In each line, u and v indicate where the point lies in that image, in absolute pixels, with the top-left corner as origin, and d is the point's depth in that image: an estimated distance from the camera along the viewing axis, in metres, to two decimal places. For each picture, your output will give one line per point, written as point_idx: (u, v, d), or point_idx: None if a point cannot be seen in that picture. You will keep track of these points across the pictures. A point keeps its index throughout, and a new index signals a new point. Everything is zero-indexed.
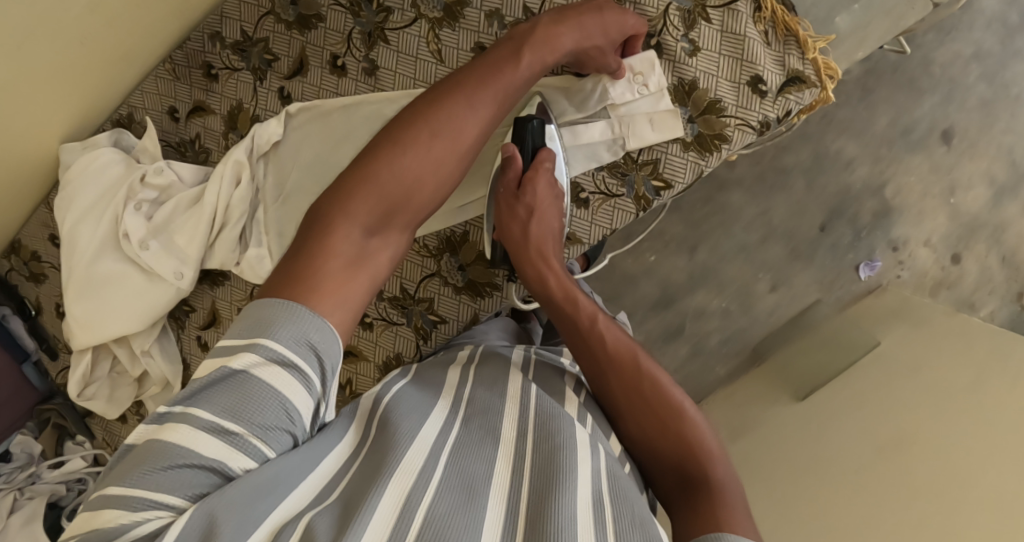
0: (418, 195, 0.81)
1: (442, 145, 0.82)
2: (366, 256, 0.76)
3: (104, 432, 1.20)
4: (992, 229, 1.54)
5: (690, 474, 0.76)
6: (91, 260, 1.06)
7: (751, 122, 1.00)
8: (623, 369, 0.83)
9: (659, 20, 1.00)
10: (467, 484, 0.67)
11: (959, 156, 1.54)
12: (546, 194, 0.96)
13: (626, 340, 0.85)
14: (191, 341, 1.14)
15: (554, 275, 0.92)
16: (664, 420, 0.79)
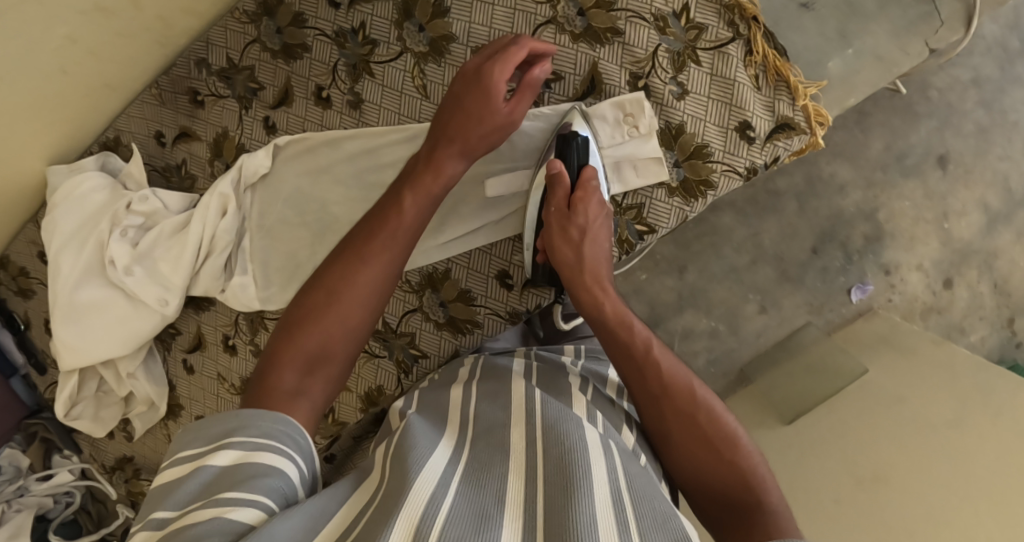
0: (345, 322, 0.83)
1: (366, 268, 0.85)
2: (304, 389, 0.79)
3: (90, 446, 1.21)
4: (984, 257, 1.52)
5: (741, 504, 0.72)
6: (75, 285, 1.07)
7: (738, 168, 0.99)
8: (677, 401, 0.78)
9: (646, 61, 0.98)
10: (480, 513, 0.67)
11: (954, 182, 1.52)
12: (598, 213, 0.91)
13: (681, 370, 0.81)
14: (177, 363, 1.16)
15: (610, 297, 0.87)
16: (717, 451, 0.75)
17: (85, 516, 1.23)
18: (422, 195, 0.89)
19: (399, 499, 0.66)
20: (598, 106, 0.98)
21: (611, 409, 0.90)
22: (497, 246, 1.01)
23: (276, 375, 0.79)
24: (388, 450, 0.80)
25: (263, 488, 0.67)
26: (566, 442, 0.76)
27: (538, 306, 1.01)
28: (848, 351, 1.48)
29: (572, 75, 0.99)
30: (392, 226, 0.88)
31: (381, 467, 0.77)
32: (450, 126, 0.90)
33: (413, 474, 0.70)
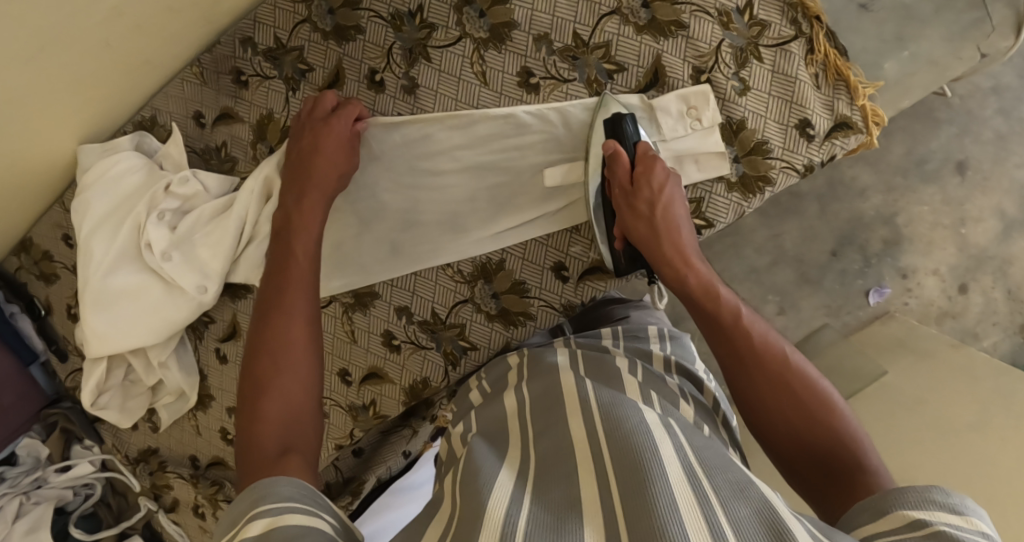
0: (298, 372, 0.80)
1: (295, 315, 0.84)
2: (290, 449, 0.74)
3: (112, 437, 1.20)
4: (999, 263, 1.55)
5: (841, 466, 0.71)
6: (108, 271, 1.03)
7: (796, 165, 0.99)
8: (764, 364, 0.78)
9: (709, 56, 0.98)
10: (557, 514, 0.64)
11: (972, 189, 1.54)
12: (668, 180, 0.90)
13: (768, 331, 0.80)
14: (209, 352, 1.12)
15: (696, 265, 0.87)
16: (813, 415, 0.74)
17: (105, 509, 1.22)
18: (306, 234, 0.92)
19: (477, 523, 0.64)
20: (659, 98, 0.98)
21: (665, 386, 0.88)
22: (554, 237, 0.99)
23: (254, 452, 0.74)
24: (455, 475, 0.77)
25: (308, 540, 0.61)
26: (627, 419, 0.73)
27: (593, 299, 1.00)
28: (868, 355, 1.49)
29: (636, 67, 0.98)
30: (296, 274, 0.89)
31: (450, 497, 0.74)
32: (313, 180, 0.94)
33: (487, 497, 0.67)
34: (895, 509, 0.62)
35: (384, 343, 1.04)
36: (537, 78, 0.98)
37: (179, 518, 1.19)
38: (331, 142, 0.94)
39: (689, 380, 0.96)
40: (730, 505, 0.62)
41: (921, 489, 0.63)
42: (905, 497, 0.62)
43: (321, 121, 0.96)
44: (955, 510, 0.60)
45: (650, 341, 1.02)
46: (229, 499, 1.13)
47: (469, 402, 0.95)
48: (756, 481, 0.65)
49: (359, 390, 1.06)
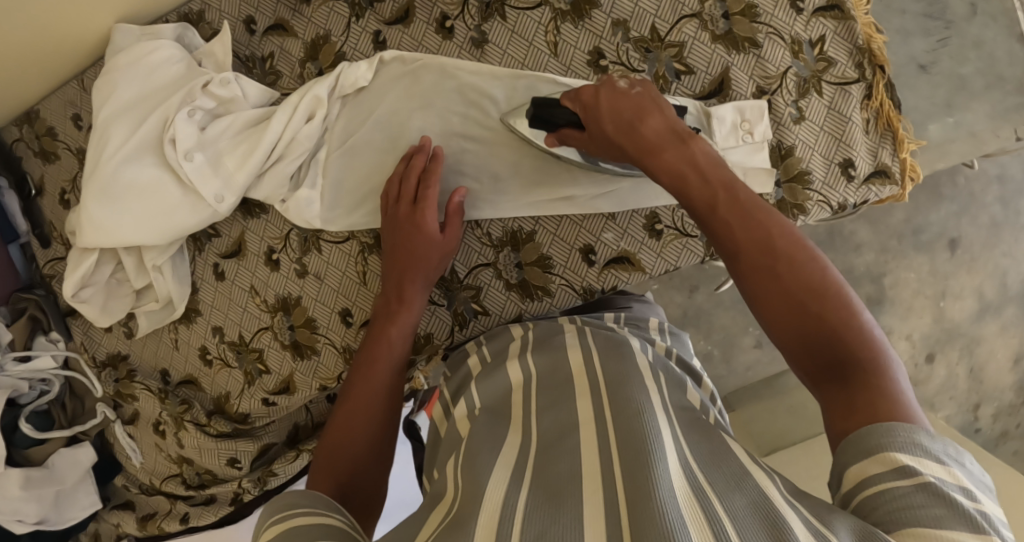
0: (375, 417, 0.82)
1: (383, 376, 0.85)
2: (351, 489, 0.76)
3: (82, 335, 1.15)
4: (968, 341, 1.59)
5: (841, 362, 0.67)
6: (121, 159, 0.97)
7: (831, 202, 0.98)
8: (752, 253, 0.72)
9: (776, 79, 0.98)
10: (554, 494, 0.63)
11: (959, 266, 1.56)
12: (609, 95, 0.86)
13: (762, 215, 0.73)
14: (207, 266, 1.08)
15: (683, 152, 0.80)
16: (807, 298, 0.69)
17: (59, 409, 1.15)
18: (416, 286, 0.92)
19: (473, 511, 0.62)
20: (719, 107, 0.96)
21: (670, 369, 0.86)
22: (589, 220, 0.97)
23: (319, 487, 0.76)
24: (457, 462, 0.74)
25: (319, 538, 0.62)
26: (635, 404, 0.72)
27: (614, 288, 0.98)
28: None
29: (703, 73, 0.98)
30: (390, 337, 0.89)
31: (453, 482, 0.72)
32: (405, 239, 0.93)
33: (488, 483, 0.66)
34: (888, 450, 0.59)
35: None
36: (607, 61, 0.97)
37: (137, 433, 1.16)
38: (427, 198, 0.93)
39: (689, 373, 0.93)
40: (726, 497, 0.60)
41: (911, 433, 0.60)
42: (893, 436, 0.60)
43: (410, 195, 0.93)
44: (942, 457, 0.59)
45: (651, 331, 0.98)
46: (195, 421, 1.11)
47: (467, 369, 0.93)
48: (755, 471, 0.64)
49: (357, 333, 1.02)
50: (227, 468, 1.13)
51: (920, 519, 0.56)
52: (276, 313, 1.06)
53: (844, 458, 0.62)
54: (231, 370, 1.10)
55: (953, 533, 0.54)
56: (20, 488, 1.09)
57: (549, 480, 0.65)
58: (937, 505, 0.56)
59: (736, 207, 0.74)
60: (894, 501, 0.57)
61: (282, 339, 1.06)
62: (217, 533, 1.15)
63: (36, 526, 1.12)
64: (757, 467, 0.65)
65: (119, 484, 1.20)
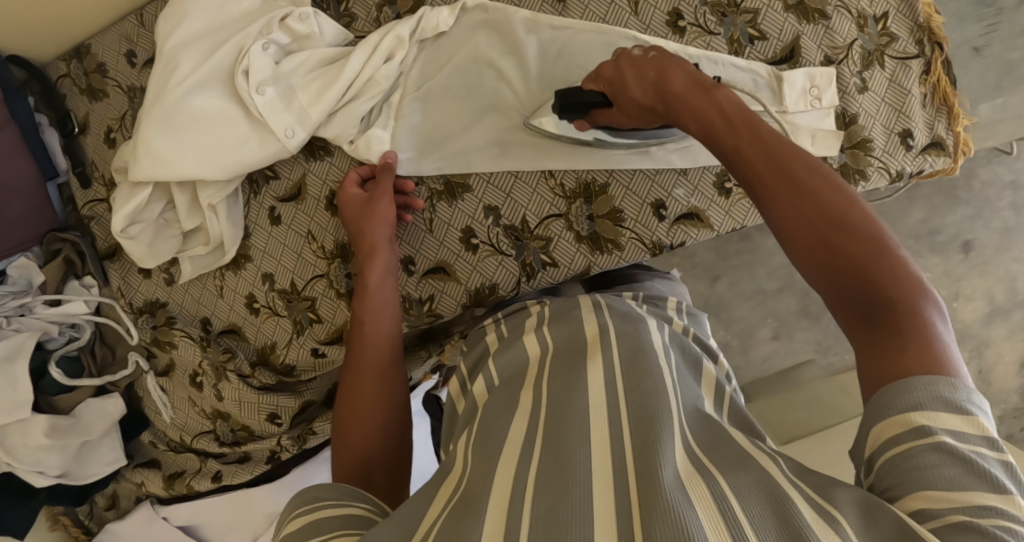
0: (378, 400, 0.86)
1: (365, 376, 0.87)
2: (372, 472, 0.81)
3: (119, 280, 1.10)
4: (976, 343, 1.51)
5: (873, 303, 0.63)
6: (187, 88, 0.95)
7: (890, 169, 0.99)
8: (774, 193, 0.68)
9: (842, 50, 0.98)
10: (563, 467, 0.61)
11: (971, 268, 1.50)
12: (629, 59, 0.83)
13: (784, 155, 0.69)
14: (262, 210, 1.04)
15: (711, 101, 0.75)
16: (844, 233, 0.65)
17: (88, 356, 1.10)
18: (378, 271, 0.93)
19: (482, 496, 0.61)
20: (791, 73, 0.97)
21: (689, 348, 0.84)
22: (662, 175, 0.97)
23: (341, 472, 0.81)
24: (469, 439, 0.75)
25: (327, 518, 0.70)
26: (648, 384, 0.71)
27: (682, 244, 0.98)
28: (848, 395, 1.44)
29: (775, 40, 0.98)
30: (364, 337, 0.90)
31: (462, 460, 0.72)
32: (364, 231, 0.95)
33: (498, 467, 0.65)
34: (911, 411, 0.57)
35: (461, 240, 0.99)
36: (685, 22, 0.97)
37: (169, 385, 1.11)
38: (360, 201, 0.96)
39: (704, 351, 0.91)
40: (730, 475, 0.58)
41: (934, 390, 0.57)
42: (910, 394, 0.57)
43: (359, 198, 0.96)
44: (965, 407, 0.56)
45: (668, 310, 0.98)
46: (238, 372, 1.08)
47: (483, 345, 0.93)
48: (758, 456, 0.62)
49: (419, 282, 1.00)
50: (267, 425, 1.09)
51: (938, 483, 0.54)
52: (333, 261, 1.02)
53: (866, 420, 0.60)
54: (279, 320, 1.06)
55: (973, 495, 0.53)
56: (45, 436, 1.04)
57: (558, 443, 0.65)
58: (956, 466, 0.54)
59: (762, 149, 0.70)
60: (912, 463, 0.55)
61: (338, 288, 1.03)
62: (251, 492, 1.12)
63: (58, 480, 1.07)
64: (759, 450, 0.64)
65: (145, 441, 1.15)
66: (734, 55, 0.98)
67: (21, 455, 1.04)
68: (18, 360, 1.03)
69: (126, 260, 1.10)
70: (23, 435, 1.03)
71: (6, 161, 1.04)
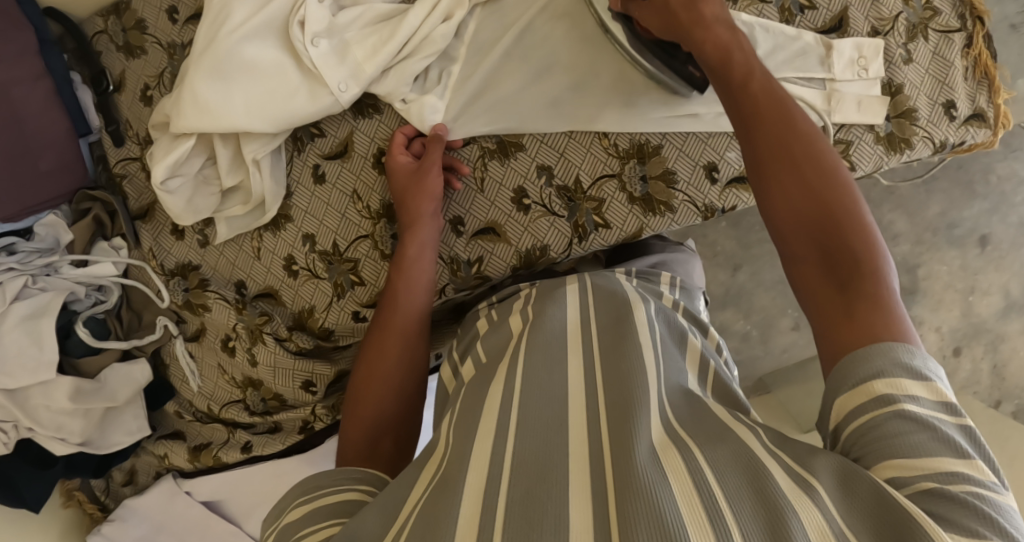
0: (393, 368, 0.86)
1: (389, 343, 0.87)
2: (380, 440, 0.80)
3: (151, 241, 1.07)
4: (993, 337, 1.54)
5: (846, 261, 0.66)
6: (240, 35, 0.94)
7: (934, 139, 0.99)
8: (777, 141, 0.73)
9: (888, 21, 0.98)
10: (539, 457, 0.62)
11: (988, 262, 1.52)
12: None
13: (800, 116, 0.75)
14: (305, 167, 1.02)
15: (719, 35, 0.81)
16: (812, 184, 0.70)
17: (115, 320, 1.07)
18: (416, 245, 0.93)
19: (457, 479, 0.62)
20: (841, 42, 0.97)
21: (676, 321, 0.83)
22: (714, 138, 0.97)
23: (349, 436, 0.81)
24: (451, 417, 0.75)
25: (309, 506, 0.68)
26: (629, 362, 0.71)
27: (733, 208, 0.98)
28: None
29: (824, 10, 0.98)
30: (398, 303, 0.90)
31: (445, 436, 0.72)
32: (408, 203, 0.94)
33: (473, 442, 0.66)
34: (873, 376, 0.58)
35: (513, 200, 0.98)
36: None
37: (198, 351, 1.08)
38: (409, 165, 0.96)
39: (695, 325, 0.89)
40: (706, 449, 0.59)
41: (895, 352, 0.59)
42: (880, 363, 0.58)
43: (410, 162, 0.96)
44: (925, 374, 0.58)
45: (660, 284, 0.95)
46: (275, 335, 1.04)
47: (475, 329, 0.93)
48: (737, 426, 0.63)
49: (468, 243, 0.99)
50: (301, 394, 1.05)
51: (906, 450, 0.54)
52: (378, 221, 1.00)
53: (832, 388, 0.61)
54: (319, 282, 1.02)
55: (939, 461, 0.53)
56: (69, 400, 0.99)
57: (534, 419, 0.66)
58: (921, 434, 0.55)
59: (764, 103, 0.76)
60: (877, 434, 0.56)
61: (383, 249, 1.00)
62: (284, 462, 1.08)
63: (79, 448, 1.03)
64: (739, 420, 0.65)
65: (170, 412, 1.11)
66: (786, 24, 0.98)
67: (43, 418, 1.00)
68: (45, 319, 0.99)
69: (158, 220, 1.07)
70: (46, 397, 0.99)
71: (39, 116, 1.02)
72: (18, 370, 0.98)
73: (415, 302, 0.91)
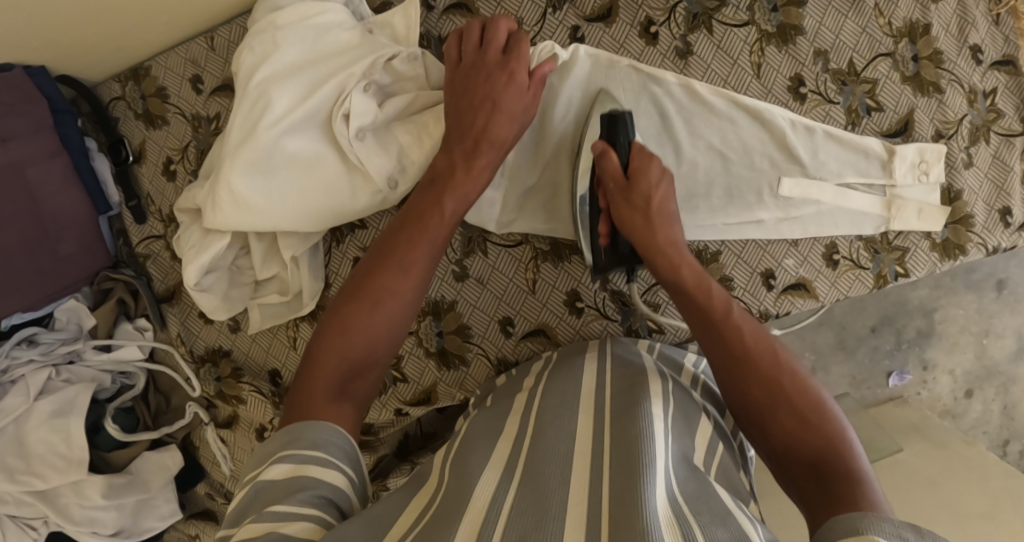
0: (390, 315, 0.76)
1: (377, 316, 0.76)
2: (352, 390, 0.73)
3: (178, 326, 1.03)
4: (1005, 380, 1.50)
5: (830, 472, 0.66)
6: (280, 129, 0.87)
7: (988, 244, 0.98)
8: (757, 368, 0.74)
9: (954, 124, 0.96)
10: (538, 511, 0.61)
11: (1003, 307, 1.47)
12: (663, 191, 0.86)
13: (764, 337, 0.77)
14: (345, 259, 0.97)
15: (686, 264, 0.83)
16: (775, 402, 0.71)
17: (143, 406, 1.03)
18: (467, 184, 0.83)
19: (456, 514, 0.62)
20: (904, 148, 0.94)
21: (687, 395, 0.83)
22: (773, 244, 0.96)
23: (319, 363, 0.73)
24: (445, 454, 0.76)
25: (311, 480, 0.63)
26: (636, 429, 0.69)
27: (787, 313, 0.97)
28: (883, 430, 1.39)
29: (892, 111, 0.95)
30: (394, 278, 0.78)
31: (439, 473, 0.73)
32: (485, 128, 0.84)
33: (474, 487, 0.65)
34: (867, 534, 0.56)
35: (565, 302, 0.95)
36: (807, 89, 0.94)
37: (231, 437, 1.04)
38: (521, 83, 0.85)
39: (713, 404, 0.87)
40: (709, 530, 0.59)
41: (897, 524, 0.57)
42: (880, 526, 0.57)
43: (522, 75, 0.85)
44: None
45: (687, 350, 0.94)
46: None
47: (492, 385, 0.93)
48: (737, 517, 0.63)
49: (517, 345, 0.96)
50: None
51: None
52: (423, 318, 0.97)
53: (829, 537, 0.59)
54: None
55: None
56: (102, 497, 0.97)
57: (537, 482, 0.65)
58: None
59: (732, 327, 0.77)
60: None
61: (427, 346, 0.97)
62: None
63: (111, 539, 1.00)
64: (742, 513, 0.64)
65: (200, 492, 1.08)
66: (851, 126, 0.95)
67: (74, 515, 0.97)
68: (73, 417, 0.95)
69: (185, 304, 1.02)
70: (78, 494, 0.97)
71: (57, 196, 0.96)
72: (48, 470, 0.95)
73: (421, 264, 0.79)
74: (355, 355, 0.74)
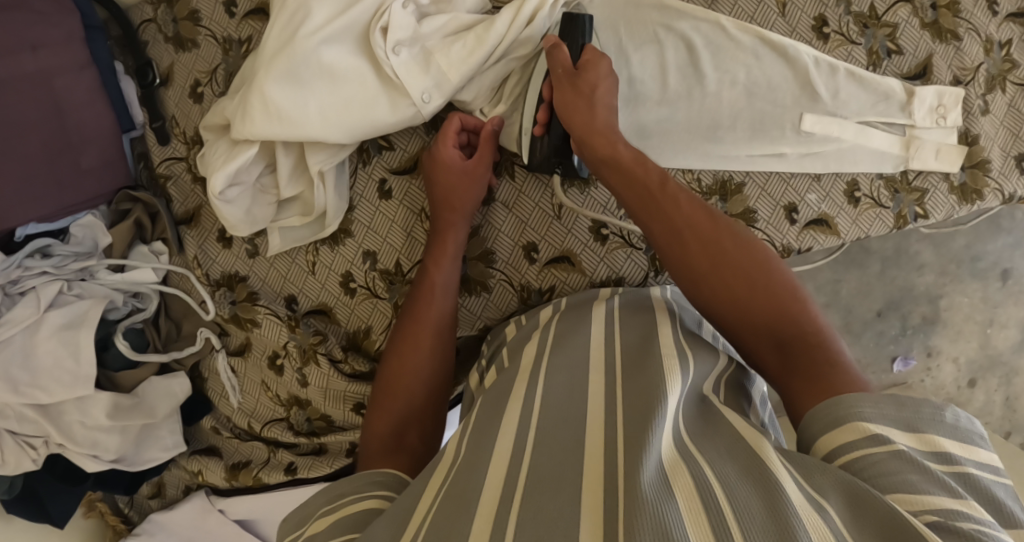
0: (416, 380, 0.87)
1: (404, 386, 0.87)
2: (405, 440, 0.83)
3: (195, 249, 1.01)
4: (1008, 371, 1.37)
5: (785, 333, 0.72)
6: (316, 36, 0.87)
7: (1004, 191, 0.99)
8: (698, 230, 0.81)
9: (971, 71, 0.98)
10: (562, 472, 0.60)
11: (1006, 298, 1.33)
12: (603, 74, 0.88)
13: (699, 203, 0.83)
14: (370, 181, 0.97)
15: (619, 141, 0.87)
16: (715, 261, 0.78)
17: (154, 330, 1.01)
18: (440, 264, 0.91)
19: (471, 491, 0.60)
20: (923, 89, 0.96)
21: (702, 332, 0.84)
22: (796, 179, 0.97)
23: (373, 442, 0.84)
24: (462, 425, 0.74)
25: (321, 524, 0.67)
26: (651, 376, 0.69)
27: (810, 249, 0.98)
28: None
29: (911, 55, 0.97)
30: (408, 356, 0.88)
31: (455, 442, 0.71)
32: (440, 215, 0.92)
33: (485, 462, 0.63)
34: (850, 423, 0.61)
35: (590, 230, 0.95)
36: (830, 29, 0.97)
37: (242, 367, 1.02)
38: (455, 164, 0.91)
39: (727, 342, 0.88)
40: (716, 464, 0.58)
41: (875, 402, 0.61)
42: (862, 410, 0.61)
43: (455, 162, 0.91)
44: (915, 427, 0.60)
45: None
46: (329, 356, 1.00)
47: (505, 333, 0.93)
48: (749, 436, 0.62)
49: (541, 271, 0.96)
50: (351, 416, 1.00)
51: (902, 485, 0.56)
52: None
53: (814, 430, 0.63)
54: (377, 302, 0.98)
55: (932, 495, 0.54)
56: (107, 417, 0.94)
57: (554, 436, 0.65)
58: (913, 472, 0.56)
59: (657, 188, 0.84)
60: (867, 468, 0.58)
61: None
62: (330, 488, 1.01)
63: (112, 465, 0.98)
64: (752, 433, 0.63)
65: (206, 427, 1.06)
66: (873, 67, 0.97)
67: (78, 436, 0.95)
68: (85, 329, 0.93)
69: (204, 226, 1.01)
70: (82, 413, 0.94)
71: (83, 109, 0.95)
72: (53, 384, 0.92)
73: (425, 337, 0.89)
74: (396, 418, 0.85)
